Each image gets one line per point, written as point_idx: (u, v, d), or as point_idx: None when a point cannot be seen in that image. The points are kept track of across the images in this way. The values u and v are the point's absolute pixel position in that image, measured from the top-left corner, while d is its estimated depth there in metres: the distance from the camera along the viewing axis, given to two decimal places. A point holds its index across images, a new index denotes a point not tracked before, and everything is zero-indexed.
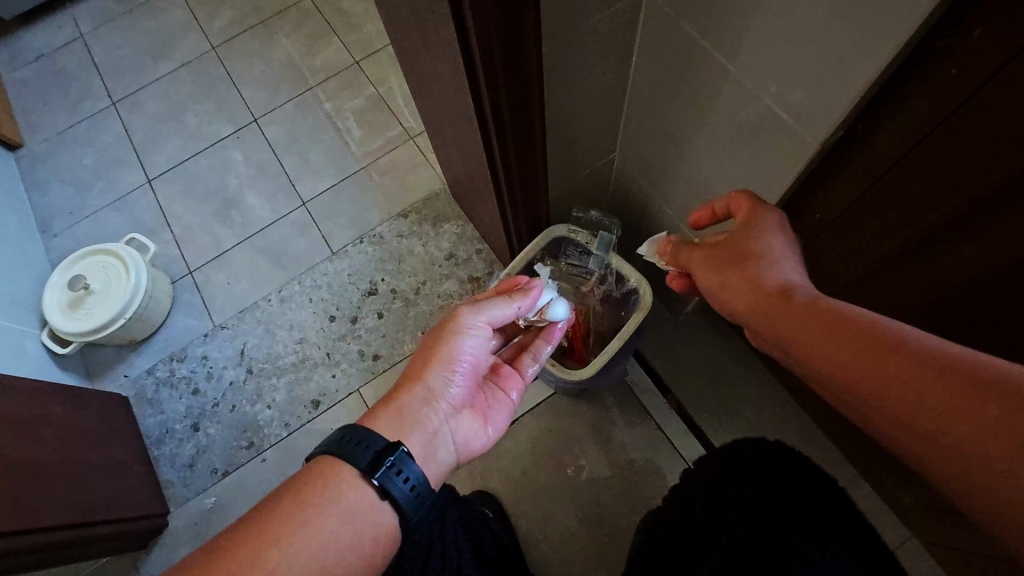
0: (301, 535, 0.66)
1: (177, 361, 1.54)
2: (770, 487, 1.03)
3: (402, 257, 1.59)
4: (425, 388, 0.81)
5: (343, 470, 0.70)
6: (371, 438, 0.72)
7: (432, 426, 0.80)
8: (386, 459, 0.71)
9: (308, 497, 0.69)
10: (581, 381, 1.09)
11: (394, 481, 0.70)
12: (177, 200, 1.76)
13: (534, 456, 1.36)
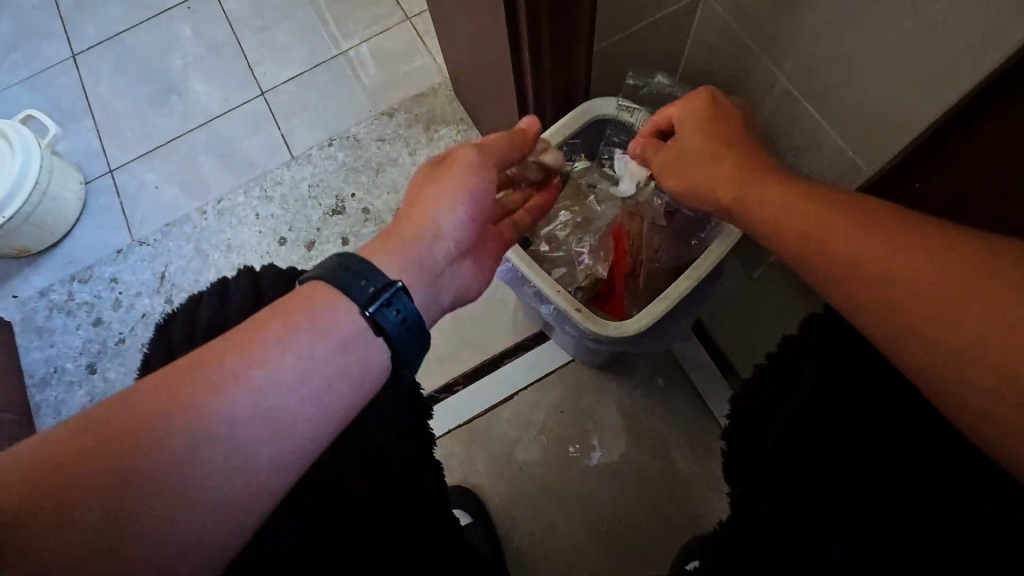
0: (233, 389, 0.45)
1: (79, 282, 1.18)
2: (810, 418, 0.57)
3: (379, 167, 1.21)
4: (416, 227, 0.56)
5: (329, 297, 0.49)
6: (366, 265, 0.51)
7: (436, 271, 0.56)
8: (383, 298, 0.50)
9: (262, 333, 0.47)
10: (624, 343, 0.70)
11: (390, 316, 0.50)
12: (105, 81, 1.34)
13: (537, 443, 0.98)
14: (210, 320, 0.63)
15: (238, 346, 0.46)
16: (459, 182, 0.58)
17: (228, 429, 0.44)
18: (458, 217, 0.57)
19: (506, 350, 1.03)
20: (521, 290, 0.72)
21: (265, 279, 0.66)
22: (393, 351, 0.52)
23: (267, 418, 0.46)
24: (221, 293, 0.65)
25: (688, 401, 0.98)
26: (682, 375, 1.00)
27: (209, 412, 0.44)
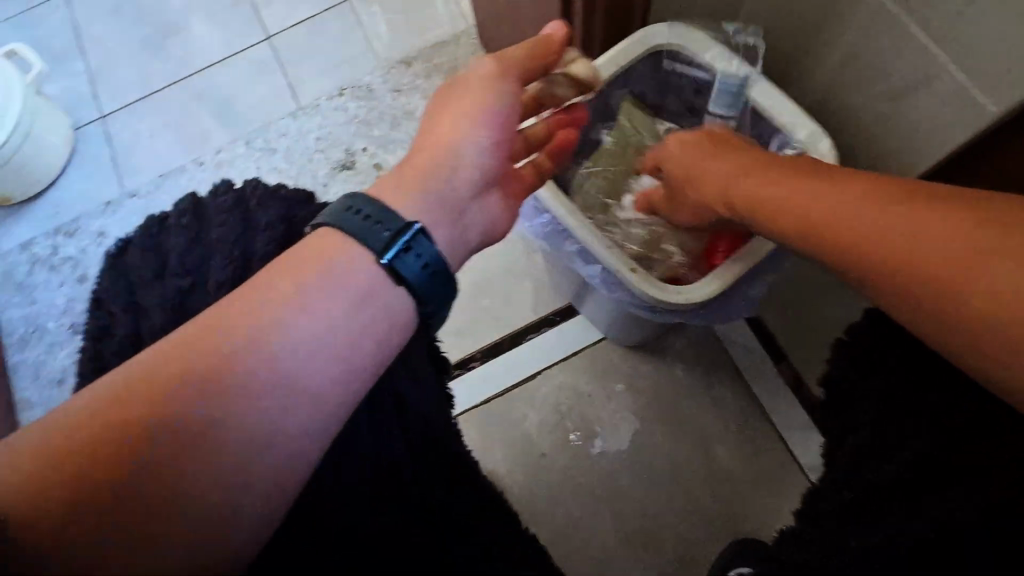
0: (254, 342, 0.37)
1: (65, 236, 1.09)
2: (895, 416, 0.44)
3: (395, 120, 1.10)
4: (435, 155, 0.49)
5: (343, 243, 0.42)
6: (379, 208, 0.43)
7: (461, 205, 0.49)
8: (404, 245, 0.42)
9: (293, 282, 0.40)
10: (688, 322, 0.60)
11: (411, 262, 0.42)
12: (100, 21, 1.22)
13: (561, 429, 0.88)
14: (187, 248, 0.51)
15: (248, 301, 0.39)
16: (477, 101, 0.51)
17: (240, 397, 0.36)
18: (481, 138, 0.50)
19: (529, 326, 0.93)
20: (560, 246, 0.62)
21: (255, 196, 0.54)
22: (420, 304, 0.44)
23: (287, 382, 0.38)
24: (198, 217, 0.53)
25: (732, 388, 0.88)
26: (726, 359, 0.89)
27: (220, 376, 0.36)
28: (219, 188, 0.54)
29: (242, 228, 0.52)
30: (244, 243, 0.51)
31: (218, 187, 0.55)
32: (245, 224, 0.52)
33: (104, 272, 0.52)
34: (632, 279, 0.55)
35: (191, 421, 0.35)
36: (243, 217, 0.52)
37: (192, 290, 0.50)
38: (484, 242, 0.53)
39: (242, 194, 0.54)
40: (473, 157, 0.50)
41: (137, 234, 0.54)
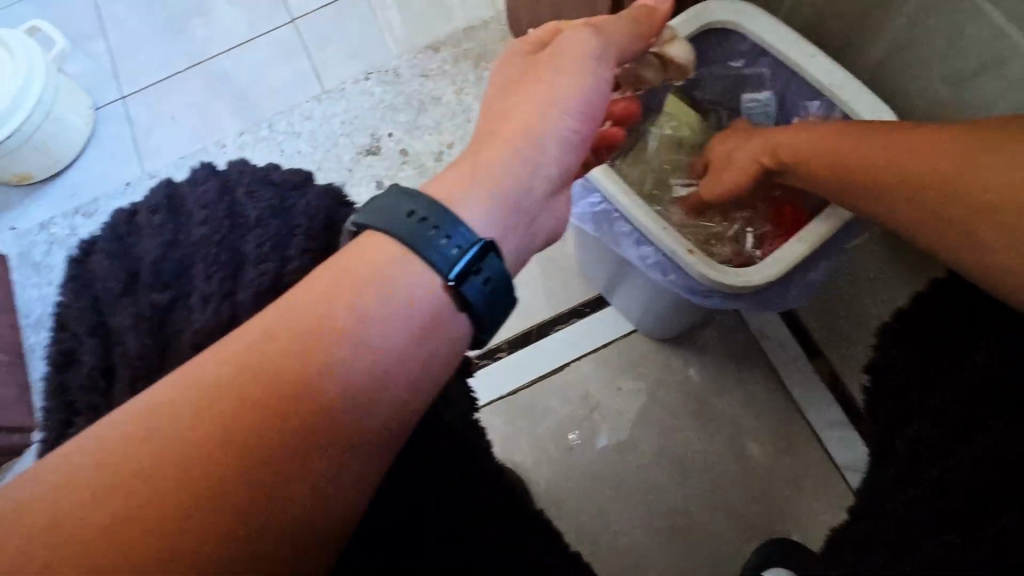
0: (307, 351, 0.37)
1: (84, 217, 1.07)
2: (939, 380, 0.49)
3: (421, 105, 1.08)
4: (507, 135, 0.48)
5: (400, 254, 0.40)
6: (444, 218, 0.41)
7: (533, 207, 0.48)
8: (474, 268, 0.41)
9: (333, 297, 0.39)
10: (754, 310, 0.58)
11: (477, 285, 0.41)
12: (122, 1, 1.21)
13: (590, 422, 0.86)
14: (163, 252, 0.52)
15: (321, 297, 0.39)
16: (575, 76, 0.50)
17: (320, 396, 0.36)
18: (572, 115, 0.50)
19: (558, 316, 0.91)
20: (610, 230, 0.60)
21: (235, 193, 0.54)
22: (478, 329, 0.43)
23: (364, 380, 0.38)
24: (174, 216, 0.54)
25: (765, 385, 0.86)
26: (760, 355, 0.87)
27: (299, 372, 0.36)
28: (194, 184, 0.55)
29: (222, 228, 0.52)
30: (222, 245, 0.51)
31: (193, 182, 0.56)
32: (227, 222, 0.52)
33: (74, 281, 0.52)
34: (692, 261, 0.53)
35: (275, 418, 0.35)
36: (222, 215, 0.53)
37: (172, 299, 0.50)
38: (552, 238, 0.53)
39: (223, 189, 0.55)
40: (552, 150, 0.49)
41: (104, 239, 0.54)
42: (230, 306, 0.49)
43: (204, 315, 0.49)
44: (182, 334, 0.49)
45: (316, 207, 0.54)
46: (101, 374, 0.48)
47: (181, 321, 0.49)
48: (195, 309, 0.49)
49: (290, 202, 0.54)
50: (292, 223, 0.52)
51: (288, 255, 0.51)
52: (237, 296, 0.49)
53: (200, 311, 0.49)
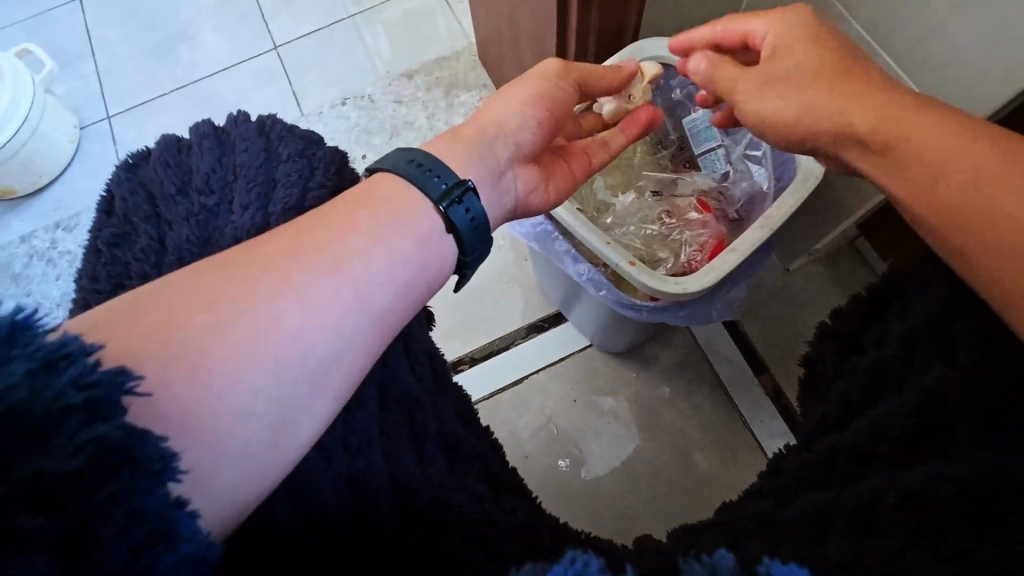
0: (272, 280, 0.38)
1: (64, 230, 1.10)
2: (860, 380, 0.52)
3: (395, 130, 1.14)
4: (492, 121, 0.53)
5: (402, 186, 0.45)
6: (435, 161, 0.47)
7: (500, 166, 0.52)
8: (462, 200, 0.46)
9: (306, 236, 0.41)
10: (682, 319, 0.62)
11: (462, 213, 0.46)
12: (113, 26, 1.26)
13: (546, 431, 0.90)
14: (211, 168, 0.53)
15: (326, 224, 0.41)
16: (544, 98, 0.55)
17: (313, 320, 0.38)
18: (529, 118, 0.54)
19: (518, 331, 0.96)
20: (552, 248, 0.65)
21: (275, 130, 0.55)
22: (462, 251, 0.47)
23: (356, 313, 0.39)
24: (220, 142, 0.55)
25: (713, 397, 0.90)
26: (707, 369, 0.92)
27: (298, 291, 0.38)
28: (237, 118, 0.56)
29: (262, 157, 0.53)
30: (261, 168, 0.53)
31: (236, 118, 0.56)
32: (266, 154, 0.54)
33: (127, 184, 0.55)
34: (634, 271, 0.57)
35: (233, 338, 0.36)
36: (262, 148, 0.54)
37: (215, 207, 0.52)
38: (519, 211, 0.57)
39: (262, 127, 0.55)
40: (518, 122, 0.54)
41: (158, 153, 0.55)
42: (265, 218, 0.51)
43: (240, 224, 0.50)
44: (220, 239, 0.51)
45: (341, 158, 0.56)
46: (143, 266, 0.50)
47: (220, 224, 0.51)
48: (231, 218, 0.51)
49: (326, 148, 0.55)
50: (323, 163, 0.54)
51: (316, 187, 0.52)
52: (272, 212, 0.51)
53: (236, 219, 0.51)
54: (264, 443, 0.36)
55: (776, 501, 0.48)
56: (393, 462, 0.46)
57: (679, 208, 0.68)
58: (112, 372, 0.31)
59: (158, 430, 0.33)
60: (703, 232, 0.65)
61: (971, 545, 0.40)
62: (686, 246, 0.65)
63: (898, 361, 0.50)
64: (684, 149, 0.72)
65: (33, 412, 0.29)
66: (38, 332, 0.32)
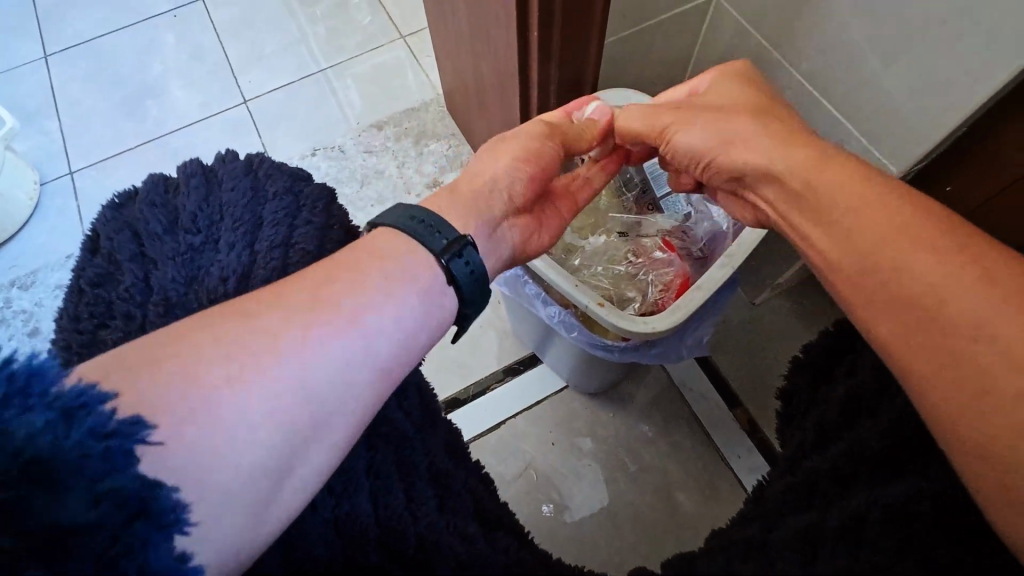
0: (280, 320, 0.36)
1: (19, 288, 1.07)
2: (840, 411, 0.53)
3: (366, 179, 1.16)
4: (482, 181, 0.54)
5: (403, 241, 0.45)
6: (433, 215, 0.47)
7: (497, 219, 0.53)
8: (464, 256, 0.46)
9: (312, 279, 0.39)
10: (652, 358, 0.63)
11: (463, 267, 0.45)
12: (79, 83, 1.27)
13: (525, 476, 0.89)
14: (198, 207, 0.49)
15: (342, 272, 0.40)
16: (524, 153, 0.57)
17: (326, 371, 0.36)
18: (517, 173, 0.56)
19: (494, 374, 0.95)
20: (522, 291, 0.66)
21: (263, 167, 0.53)
22: (461, 302, 0.46)
23: (367, 364, 0.38)
24: (207, 182, 0.51)
25: (690, 434, 0.91)
26: (683, 404, 0.92)
27: (312, 341, 0.36)
28: (225, 156, 0.53)
29: (250, 195, 0.50)
30: (248, 207, 0.50)
31: (223, 157, 0.53)
32: (254, 191, 0.51)
33: (109, 222, 0.49)
34: (601, 311, 0.57)
35: (236, 379, 0.34)
36: (250, 187, 0.51)
37: (202, 246, 0.48)
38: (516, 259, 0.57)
39: (250, 166, 0.53)
40: (513, 177, 0.55)
41: (144, 191, 0.51)
42: (252, 256, 0.48)
43: (229, 263, 0.47)
44: (208, 279, 0.46)
45: (328, 194, 0.54)
46: (127, 305, 0.45)
47: (208, 262, 0.47)
48: (219, 256, 0.47)
49: (313, 184, 0.53)
50: (310, 200, 0.52)
51: (304, 223, 0.50)
52: (260, 250, 0.48)
53: (224, 258, 0.47)
54: (271, 496, 0.34)
55: (762, 525, 0.46)
56: (380, 504, 0.45)
57: (645, 247, 0.69)
58: (127, 420, 0.30)
59: (170, 480, 0.31)
60: (669, 271, 0.66)
61: (953, 558, 0.41)
62: (652, 285, 0.67)
63: (869, 389, 0.53)
64: (646, 193, 0.74)
65: (57, 461, 0.28)
66: (54, 379, 0.30)
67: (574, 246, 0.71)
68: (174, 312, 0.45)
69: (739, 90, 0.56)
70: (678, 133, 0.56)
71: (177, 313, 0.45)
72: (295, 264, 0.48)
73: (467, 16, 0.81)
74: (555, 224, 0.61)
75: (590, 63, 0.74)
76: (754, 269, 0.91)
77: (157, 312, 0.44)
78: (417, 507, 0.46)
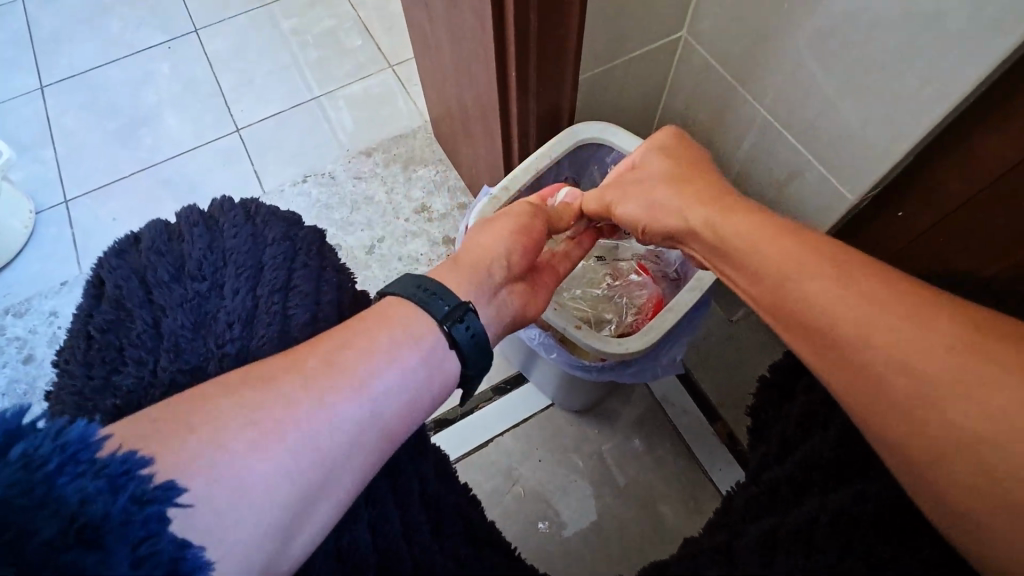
0: (297, 384, 0.39)
1: (14, 316, 1.08)
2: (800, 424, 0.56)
3: (356, 205, 1.19)
4: (480, 254, 0.56)
5: (409, 309, 0.46)
6: (438, 284, 0.48)
7: (495, 287, 0.54)
8: (465, 318, 0.47)
9: (327, 343, 0.42)
10: (628, 379, 0.66)
11: (463, 330, 0.47)
12: (74, 114, 1.30)
13: (512, 494, 0.91)
14: (203, 254, 0.52)
15: (358, 339, 0.43)
16: (514, 227, 0.60)
17: (338, 436, 0.39)
18: (515, 246, 0.58)
19: (483, 394, 0.98)
20: None
21: (261, 214, 0.55)
22: (463, 364, 0.48)
23: (373, 427, 0.41)
24: (209, 229, 0.54)
25: (673, 448, 0.93)
26: (666, 420, 0.95)
27: (330, 407, 0.39)
28: (223, 203, 0.56)
29: (250, 241, 0.53)
30: (249, 253, 0.52)
31: (221, 204, 0.56)
32: (254, 237, 0.54)
33: (115, 269, 0.51)
34: (578, 333, 0.61)
35: (255, 440, 0.36)
36: (250, 233, 0.54)
37: (208, 292, 0.50)
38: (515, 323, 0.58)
39: (249, 212, 0.55)
40: (509, 249, 0.58)
41: (147, 239, 0.53)
42: (255, 301, 0.50)
43: (235, 308, 0.49)
44: (214, 324, 0.49)
45: (320, 237, 0.57)
46: (139, 351, 0.47)
47: (213, 308, 0.50)
48: (224, 302, 0.50)
49: (307, 228, 0.57)
50: (306, 244, 0.55)
51: (302, 266, 0.53)
52: (262, 294, 0.50)
53: (229, 303, 0.49)
54: (283, 554, 0.37)
55: (730, 532, 0.49)
56: (378, 533, 0.48)
57: (622, 271, 0.73)
58: (163, 486, 0.32)
59: (196, 541, 0.33)
60: (642, 294, 0.70)
61: (894, 554, 0.44)
62: (627, 308, 0.70)
63: (821, 404, 0.56)
64: None
65: (105, 527, 0.31)
66: (97, 446, 0.33)
67: None
68: (183, 357, 0.47)
69: (671, 160, 0.62)
70: (619, 206, 0.63)
71: (186, 358, 0.47)
72: (297, 308, 0.50)
73: (450, 52, 0.85)
74: (547, 288, 0.63)
75: (566, 97, 0.78)
76: (730, 287, 0.95)
77: (168, 358, 0.46)
78: (414, 532, 0.49)
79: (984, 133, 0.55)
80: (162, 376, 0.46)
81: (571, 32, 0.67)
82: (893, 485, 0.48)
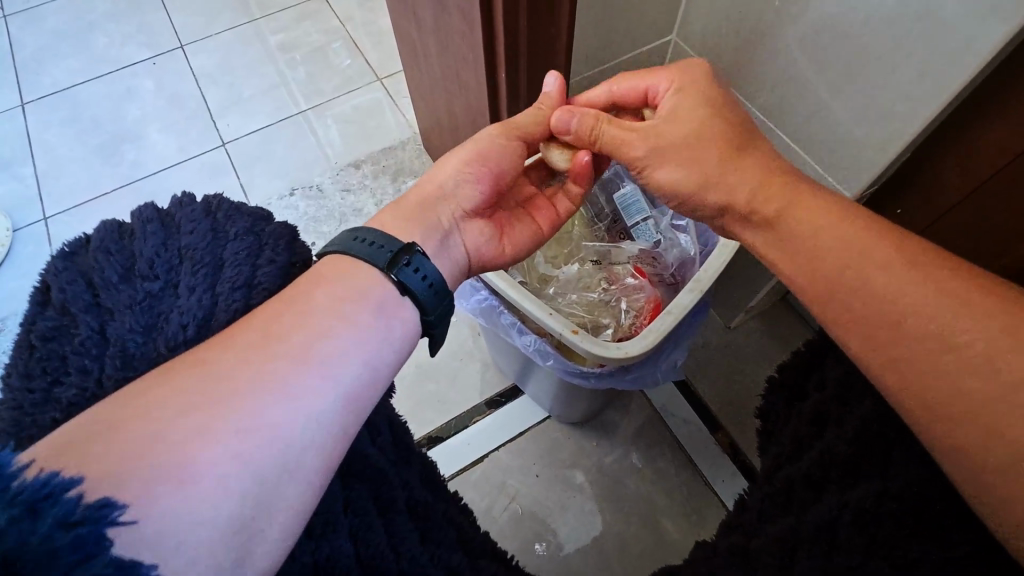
0: (233, 363, 0.38)
1: None
2: (812, 420, 0.55)
3: (343, 217, 1.17)
4: (432, 191, 0.56)
5: (353, 265, 0.46)
6: (380, 234, 0.48)
7: (446, 224, 0.55)
8: (407, 260, 0.47)
9: (257, 320, 0.41)
10: (633, 379, 0.65)
11: (413, 275, 0.47)
12: (56, 130, 1.27)
13: (509, 510, 0.88)
14: (155, 252, 0.49)
15: (292, 312, 0.42)
16: (479, 152, 0.59)
17: (292, 410, 0.38)
18: (471, 180, 0.57)
19: (475, 407, 0.95)
20: (498, 321, 0.68)
21: (222, 209, 0.52)
22: (423, 313, 0.48)
23: (332, 396, 0.39)
24: (164, 226, 0.51)
25: (674, 461, 0.90)
26: (666, 432, 0.92)
27: (276, 385, 0.38)
28: (182, 199, 0.52)
29: (210, 238, 0.50)
30: (207, 249, 0.49)
31: (180, 199, 0.52)
32: (214, 233, 0.50)
33: (60, 272, 0.47)
34: (575, 339, 0.58)
35: (201, 431, 0.35)
36: (209, 228, 0.50)
37: (161, 292, 0.47)
38: (473, 267, 0.58)
39: (209, 207, 0.52)
40: (468, 184, 0.57)
41: (97, 238, 0.50)
42: (213, 299, 0.47)
43: (189, 309, 0.46)
44: (166, 326, 0.46)
45: (291, 232, 0.54)
46: (82, 360, 0.44)
47: (167, 309, 0.47)
48: (178, 302, 0.47)
49: (274, 224, 0.53)
50: (272, 239, 0.52)
51: (267, 262, 0.50)
52: (221, 292, 0.48)
53: (183, 303, 0.47)
54: (261, 550, 0.35)
55: (746, 533, 0.50)
56: (362, 543, 0.45)
57: (618, 274, 0.71)
58: (94, 504, 0.30)
59: (149, 557, 0.31)
60: (640, 296, 0.68)
61: (920, 554, 0.43)
62: (625, 311, 0.68)
63: (836, 401, 0.55)
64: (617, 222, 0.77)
65: (23, 559, 0.27)
66: (14, 472, 0.30)
67: (548, 277, 0.73)
68: (131, 365, 0.44)
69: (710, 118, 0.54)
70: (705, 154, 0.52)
71: (135, 365, 0.44)
72: (258, 304, 0.48)
73: (438, 58, 0.85)
74: (518, 224, 0.63)
75: None
76: (728, 293, 0.94)
77: (114, 365, 0.44)
78: (401, 542, 0.46)
79: (989, 124, 0.55)
80: (108, 385, 0.43)
81: (561, 33, 0.67)
82: (919, 470, 0.47)
